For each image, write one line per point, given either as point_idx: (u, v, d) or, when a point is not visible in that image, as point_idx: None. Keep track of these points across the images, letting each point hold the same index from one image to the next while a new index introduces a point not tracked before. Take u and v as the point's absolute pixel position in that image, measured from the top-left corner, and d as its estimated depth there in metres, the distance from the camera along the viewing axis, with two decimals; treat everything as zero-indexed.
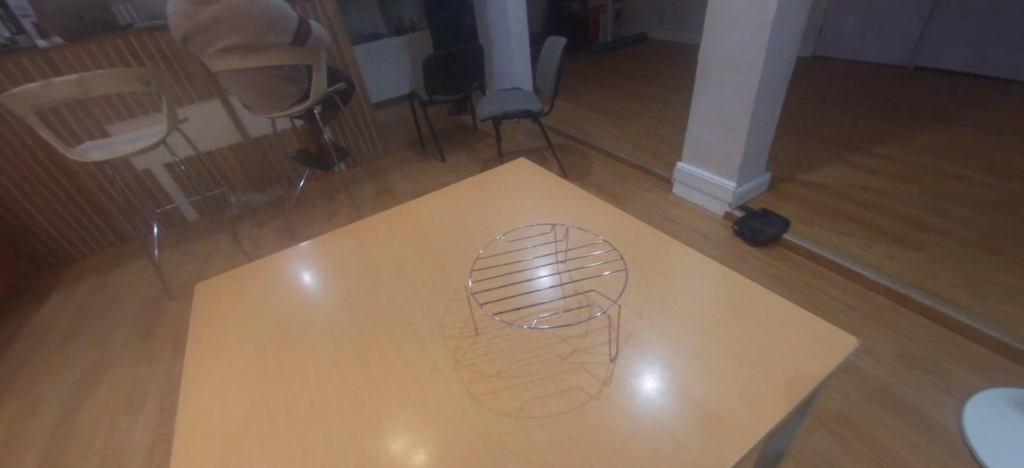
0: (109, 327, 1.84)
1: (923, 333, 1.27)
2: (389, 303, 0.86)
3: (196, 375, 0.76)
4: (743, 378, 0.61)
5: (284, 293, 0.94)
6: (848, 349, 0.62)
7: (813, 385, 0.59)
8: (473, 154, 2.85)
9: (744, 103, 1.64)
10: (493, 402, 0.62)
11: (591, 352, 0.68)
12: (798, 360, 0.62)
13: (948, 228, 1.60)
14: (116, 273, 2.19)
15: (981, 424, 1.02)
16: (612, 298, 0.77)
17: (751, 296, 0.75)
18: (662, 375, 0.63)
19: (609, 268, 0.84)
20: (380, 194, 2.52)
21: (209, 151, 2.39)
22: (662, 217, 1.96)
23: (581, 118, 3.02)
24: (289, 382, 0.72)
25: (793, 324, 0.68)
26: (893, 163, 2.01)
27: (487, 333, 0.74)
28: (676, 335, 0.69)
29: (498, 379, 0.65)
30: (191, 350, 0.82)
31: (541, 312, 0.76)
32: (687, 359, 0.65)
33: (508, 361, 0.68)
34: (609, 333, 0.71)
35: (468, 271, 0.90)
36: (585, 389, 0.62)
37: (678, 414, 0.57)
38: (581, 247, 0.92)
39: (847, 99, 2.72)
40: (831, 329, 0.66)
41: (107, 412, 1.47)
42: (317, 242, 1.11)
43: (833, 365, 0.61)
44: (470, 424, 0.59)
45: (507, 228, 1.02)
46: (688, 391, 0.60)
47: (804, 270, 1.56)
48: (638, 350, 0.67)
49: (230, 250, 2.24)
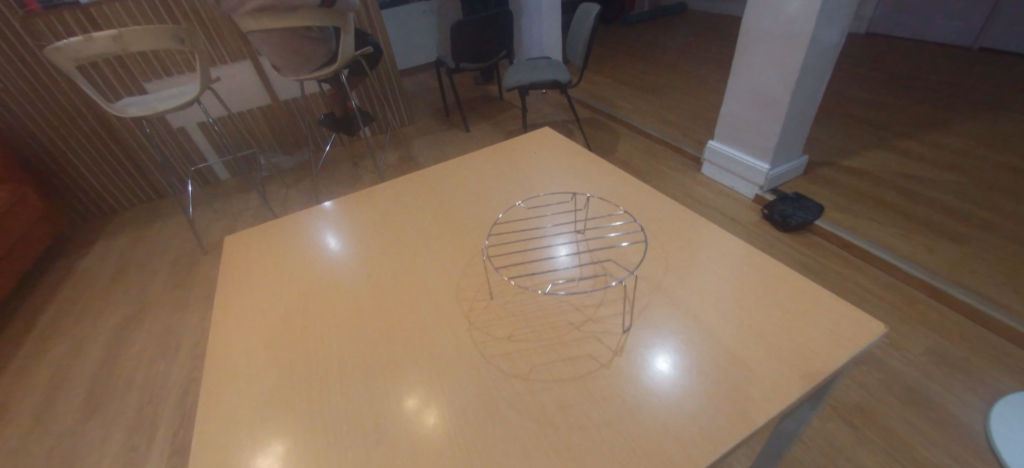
0: (147, 277, 1.96)
1: (956, 330, 1.22)
2: (405, 264, 0.87)
3: (224, 324, 0.81)
4: (761, 357, 0.59)
5: (306, 251, 0.97)
6: (877, 336, 0.60)
7: (837, 368, 0.57)
8: (497, 125, 2.81)
9: (787, 79, 1.54)
10: (504, 364, 0.63)
11: (604, 322, 0.68)
12: (820, 343, 0.60)
13: (998, 222, 1.50)
14: (154, 226, 2.31)
15: (1008, 428, 0.98)
16: (628, 269, 0.76)
17: (776, 275, 0.72)
18: (675, 349, 0.62)
19: (629, 239, 0.83)
20: (403, 162, 2.53)
21: (240, 112, 2.43)
22: (688, 197, 1.91)
23: (610, 91, 2.92)
24: (310, 333, 0.75)
25: (817, 306, 0.66)
26: (945, 151, 1.88)
27: (500, 297, 0.74)
28: (693, 309, 0.68)
29: (508, 341, 0.66)
30: (218, 299, 0.87)
31: (555, 279, 0.76)
32: (702, 335, 0.64)
33: (521, 325, 0.69)
34: (623, 303, 0.71)
35: (485, 236, 0.90)
36: (594, 357, 0.63)
37: (687, 385, 0.57)
38: (601, 217, 0.90)
39: (901, 80, 2.52)
40: (860, 314, 0.63)
41: (145, 355, 1.58)
42: (338, 201, 1.13)
43: (859, 350, 0.59)
44: (482, 381, 0.61)
45: (526, 196, 1.01)
46: (701, 367, 0.59)
47: (834, 259, 1.50)
48: (652, 323, 0.67)
49: (259, 210, 2.32)
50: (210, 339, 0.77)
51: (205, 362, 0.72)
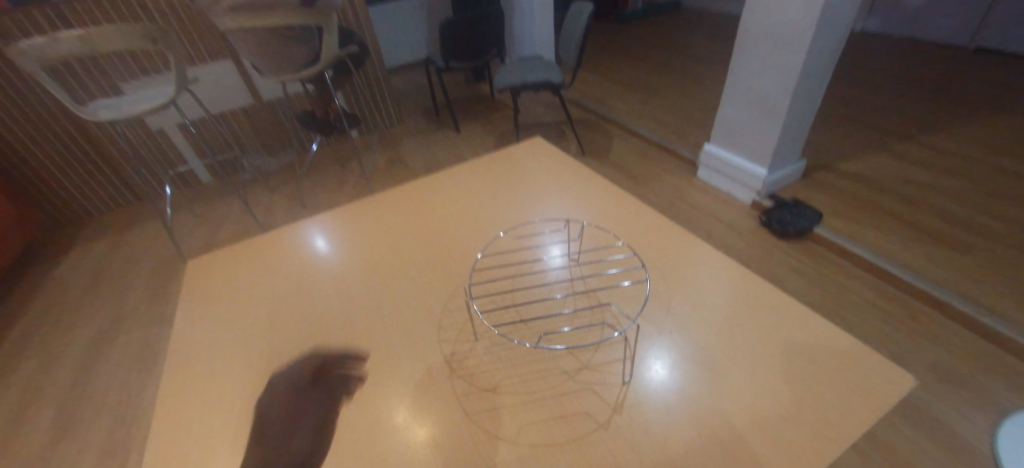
0: (123, 286, 1.87)
1: (963, 345, 1.18)
2: (384, 299, 0.80)
3: (178, 368, 0.73)
4: (778, 413, 0.53)
5: (278, 282, 0.90)
6: (908, 389, 0.53)
7: (865, 427, 0.50)
8: (488, 126, 2.74)
9: (787, 83, 1.49)
10: (490, 423, 0.57)
11: (601, 371, 0.62)
12: (842, 395, 0.54)
13: (998, 229, 1.47)
14: (131, 233, 2.21)
15: (1015, 448, 0.95)
16: (627, 311, 0.70)
17: (788, 313, 0.66)
18: (679, 404, 0.56)
19: (629, 278, 0.76)
20: (392, 164, 2.46)
21: (221, 114, 2.34)
22: (684, 202, 1.87)
23: (603, 91, 2.86)
24: (277, 381, 0.68)
25: (834, 351, 0.59)
26: (944, 155, 1.85)
27: (487, 342, 0.68)
28: (699, 355, 0.62)
29: (496, 395, 0.60)
30: (174, 339, 0.79)
31: (550, 327, 0.69)
32: (710, 386, 0.57)
33: (510, 376, 0.63)
34: (621, 350, 0.64)
35: (473, 267, 0.83)
36: (591, 415, 0.56)
37: (690, 445, 0.51)
38: (597, 248, 0.83)
39: (895, 81, 2.50)
40: (885, 360, 0.57)
41: (119, 370, 1.50)
42: (317, 224, 1.05)
43: (889, 404, 0.52)
44: (464, 446, 0.54)
45: (517, 221, 0.94)
46: (710, 425, 0.53)
47: (835, 269, 1.46)
48: (653, 372, 0.60)
49: (241, 214, 2.23)
50: (162, 386, 0.69)
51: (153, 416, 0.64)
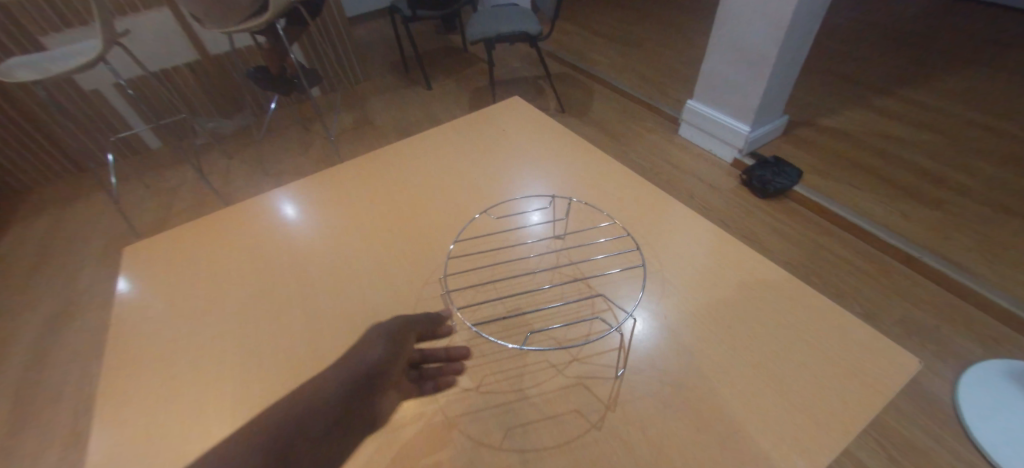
0: (74, 265, 1.72)
1: (929, 299, 1.23)
2: (353, 290, 0.74)
3: (123, 375, 0.66)
4: (777, 406, 0.51)
5: (234, 271, 0.81)
6: (912, 375, 0.52)
7: (867, 420, 0.49)
8: (462, 82, 2.58)
9: (774, 36, 1.41)
10: (477, 427, 0.54)
11: (593, 364, 0.59)
12: (843, 384, 0.52)
13: (969, 184, 1.50)
14: (76, 207, 2.02)
15: (975, 396, 1.00)
16: (616, 301, 0.65)
17: (789, 293, 0.62)
18: (674, 398, 0.54)
19: (619, 262, 0.71)
20: (360, 126, 2.30)
21: (162, 72, 2.10)
22: (666, 161, 1.83)
23: (582, 43, 2.72)
24: (240, 387, 0.63)
25: (838, 332, 0.57)
26: (921, 109, 1.85)
27: (469, 337, 0.64)
28: (695, 343, 0.59)
29: (479, 395, 0.57)
30: (111, 340, 0.71)
31: (536, 322, 0.64)
32: (708, 377, 0.55)
33: (496, 372, 0.59)
34: (611, 343, 0.61)
35: (451, 252, 0.76)
36: (583, 414, 0.54)
37: (688, 443, 0.49)
38: (584, 229, 0.77)
39: (876, 32, 2.46)
40: (888, 346, 0.55)
41: (79, 355, 1.40)
42: (275, 199, 0.94)
43: (891, 394, 0.50)
44: (450, 453, 0.51)
45: (498, 198, 0.86)
46: (707, 420, 0.51)
47: (812, 227, 1.47)
48: (648, 363, 0.58)
49: (198, 183, 2.07)
50: (102, 401, 0.62)
51: (89, 438, 0.58)
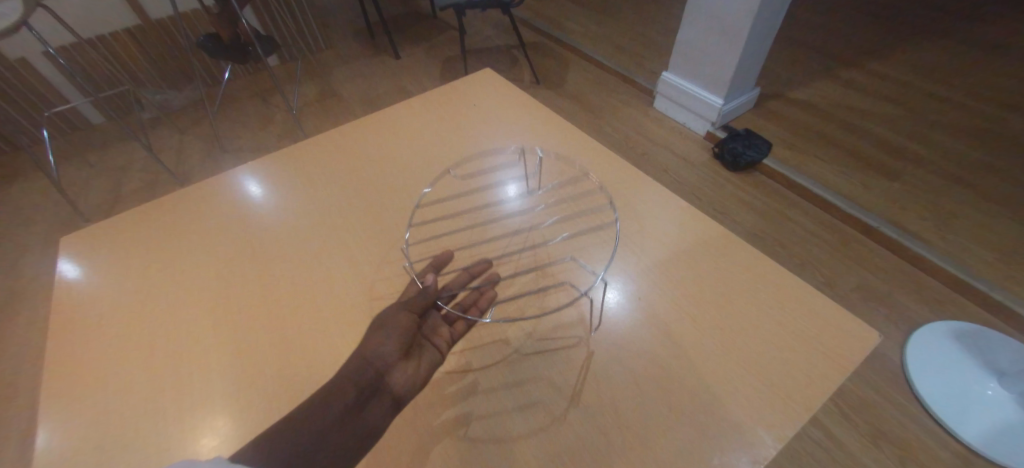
0: (14, 253, 1.59)
1: (885, 266, 1.30)
2: (319, 276, 0.70)
3: (66, 375, 0.61)
4: (740, 380, 0.53)
5: (189, 257, 0.75)
6: (872, 347, 0.54)
7: (824, 392, 0.51)
8: (432, 51, 2.46)
9: (748, 6, 1.39)
10: (448, 409, 0.54)
11: (564, 342, 0.59)
12: (805, 359, 0.54)
13: (926, 155, 1.56)
14: (11, 189, 1.85)
15: (921, 356, 1.08)
16: (588, 281, 0.65)
17: (759, 270, 0.63)
18: (641, 372, 0.55)
19: (593, 242, 0.70)
20: (324, 97, 2.18)
21: (99, 39, 1.92)
22: (640, 135, 1.82)
23: (557, 10, 2.62)
24: (199, 377, 0.60)
25: (803, 308, 0.59)
26: (885, 81, 1.89)
27: None
28: (664, 319, 0.60)
29: (451, 378, 0.57)
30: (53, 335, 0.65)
31: (508, 304, 0.64)
32: (675, 352, 0.56)
33: (468, 356, 0.59)
34: (582, 322, 0.61)
35: (419, 225, 0.75)
36: (552, 392, 0.54)
37: (653, 416, 0.51)
38: (557, 205, 0.77)
39: (846, 3, 2.49)
40: (851, 322, 0.57)
41: (28, 349, 1.31)
42: (233, 178, 0.87)
43: (850, 368, 0.53)
44: (421, 436, 0.52)
45: (471, 174, 0.83)
46: (672, 395, 0.53)
47: (780, 199, 1.51)
48: (617, 340, 0.58)
49: (149, 161, 1.92)
50: (43, 404, 0.57)
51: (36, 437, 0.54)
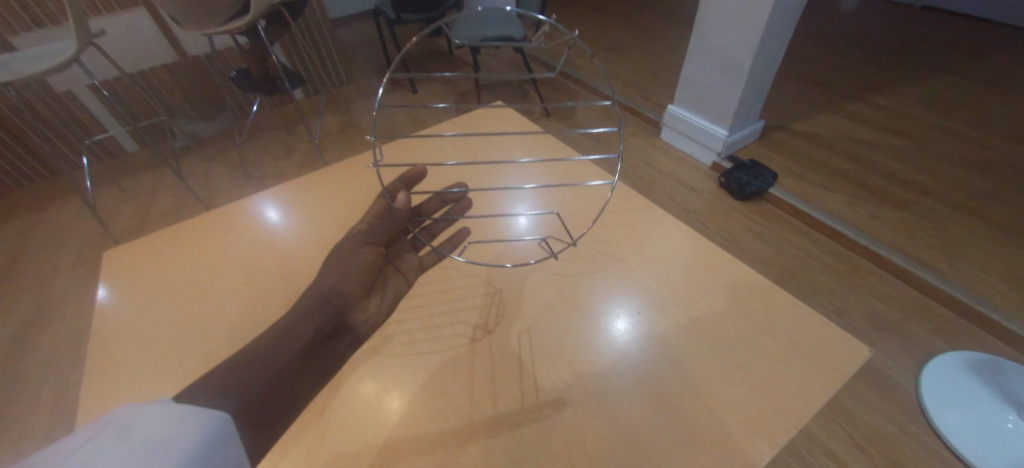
0: (46, 271, 1.66)
1: (897, 296, 1.28)
2: None
3: (103, 374, 0.66)
4: (733, 390, 0.56)
5: (220, 272, 0.80)
6: (863, 360, 0.56)
7: (817, 404, 0.53)
8: (448, 85, 2.59)
9: (749, 44, 1.47)
10: (455, 410, 0.57)
11: (566, 350, 0.63)
12: (798, 370, 0.56)
13: (933, 186, 1.57)
14: (48, 212, 1.96)
15: (936, 388, 1.06)
16: (590, 294, 0.70)
17: (753, 288, 0.66)
18: (637, 380, 0.58)
19: (595, 258, 0.75)
20: (345, 128, 2.30)
21: (139, 73, 2.06)
22: (647, 164, 1.87)
23: (567, 47, 2.75)
24: None
25: (796, 321, 0.61)
26: (889, 113, 1.94)
27: (449, 327, 0.67)
28: (662, 331, 0.63)
29: (459, 380, 0.60)
30: (94, 341, 0.71)
31: (515, 311, 0.69)
32: (671, 362, 0.60)
33: (475, 362, 0.62)
34: (584, 331, 0.65)
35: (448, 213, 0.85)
36: (554, 396, 0.57)
37: (648, 422, 0.54)
38: (564, 206, 0.85)
39: (848, 39, 2.57)
40: (844, 336, 0.58)
41: (53, 365, 1.35)
42: (262, 199, 0.94)
43: (842, 381, 0.54)
44: (428, 434, 0.55)
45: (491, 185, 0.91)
46: (669, 404, 0.55)
47: (787, 228, 1.53)
48: (616, 348, 0.62)
49: (178, 187, 2.03)
50: (78, 406, 0.61)
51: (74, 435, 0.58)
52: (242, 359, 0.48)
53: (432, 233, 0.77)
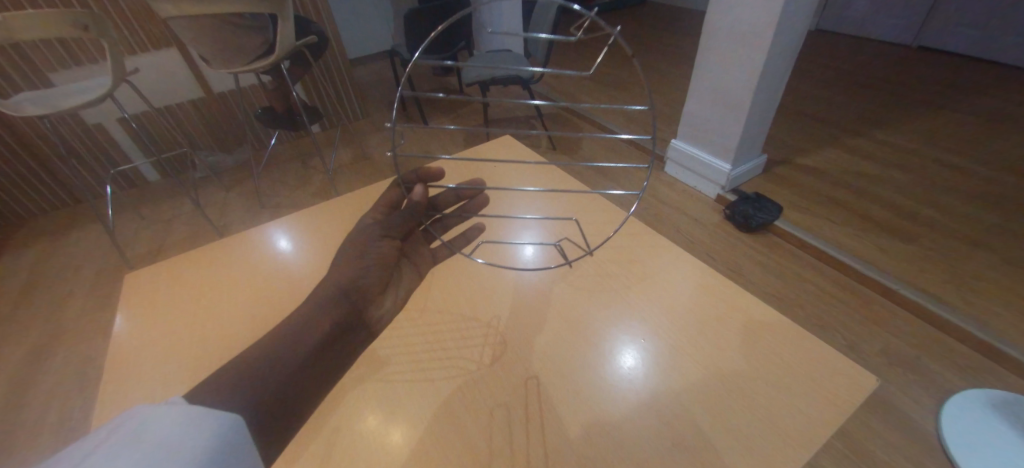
0: (61, 296, 1.69)
1: (911, 331, 1.26)
2: None
3: (116, 390, 0.68)
4: (740, 418, 0.55)
5: (235, 294, 0.83)
6: (870, 392, 0.56)
7: (826, 433, 0.52)
8: (458, 121, 2.69)
9: (748, 82, 1.52)
10: (460, 433, 0.57)
11: (572, 376, 0.63)
12: (804, 399, 0.56)
13: (942, 220, 1.57)
14: (69, 238, 2.02)
15: (959, 428, 1.01)
16: (597, 321, 0.71)
17: (757, 318, 0.67)
18: (645, 408, 0.58)
19: (600, 286, 0.77)
20: (358, 161, 2.37)
21: (167, 107, 2.17)
22: (653, 197, 1.90)
23: (574, 85, 2.86)
24: None
25: (802, 350, 0.62)
26: (892, 149, 1.96)
27: (454, 350, 0.68)
28: (668, 358, 0.64)
29: (464, 405, 0.61)
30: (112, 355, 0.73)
31: (521, 336, 0.70)
32: (678, 390, 0.60)
33: (480, 385, 0.63)
34: (590, 357, 0.66)
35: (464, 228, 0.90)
36: (559, 423, 0.58)
37: (656, 450, 0.54)
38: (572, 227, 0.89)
39: (848, 78, 2.64)
40: (851, 366, 0.58)
41: (60, 388, 1.35)
42: (280, 226, 0.98)
43: (850, 410, 0.54)
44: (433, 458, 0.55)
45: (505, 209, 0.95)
46: (675, 431, 0.55)
47: (795, 261, 1.52)
48: (624, 376, 0.63)
49: (194, 215, 2.09)
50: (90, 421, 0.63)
51: None
52: (251, 359, 0.49)
53: (444, 226, 0.80)
